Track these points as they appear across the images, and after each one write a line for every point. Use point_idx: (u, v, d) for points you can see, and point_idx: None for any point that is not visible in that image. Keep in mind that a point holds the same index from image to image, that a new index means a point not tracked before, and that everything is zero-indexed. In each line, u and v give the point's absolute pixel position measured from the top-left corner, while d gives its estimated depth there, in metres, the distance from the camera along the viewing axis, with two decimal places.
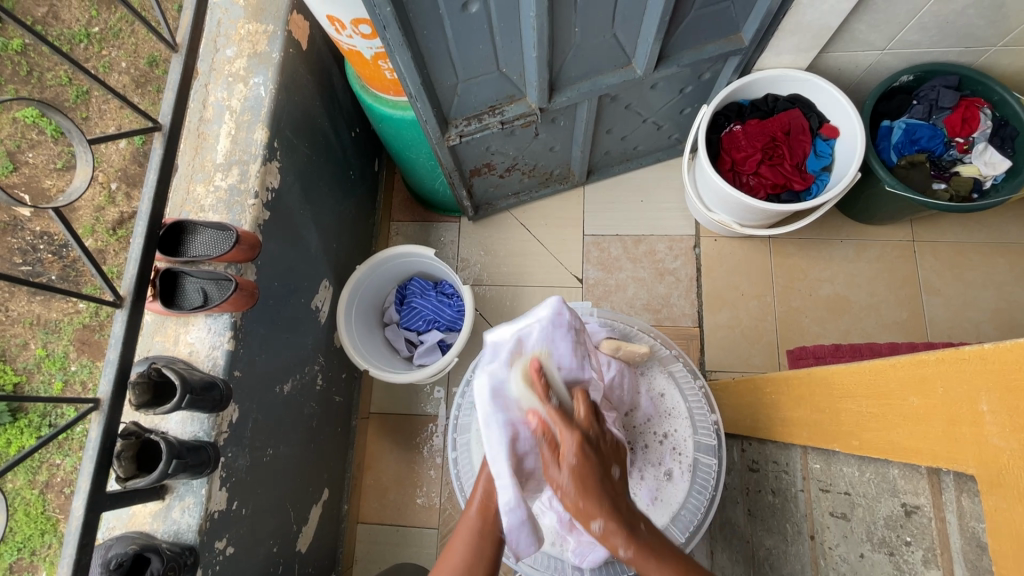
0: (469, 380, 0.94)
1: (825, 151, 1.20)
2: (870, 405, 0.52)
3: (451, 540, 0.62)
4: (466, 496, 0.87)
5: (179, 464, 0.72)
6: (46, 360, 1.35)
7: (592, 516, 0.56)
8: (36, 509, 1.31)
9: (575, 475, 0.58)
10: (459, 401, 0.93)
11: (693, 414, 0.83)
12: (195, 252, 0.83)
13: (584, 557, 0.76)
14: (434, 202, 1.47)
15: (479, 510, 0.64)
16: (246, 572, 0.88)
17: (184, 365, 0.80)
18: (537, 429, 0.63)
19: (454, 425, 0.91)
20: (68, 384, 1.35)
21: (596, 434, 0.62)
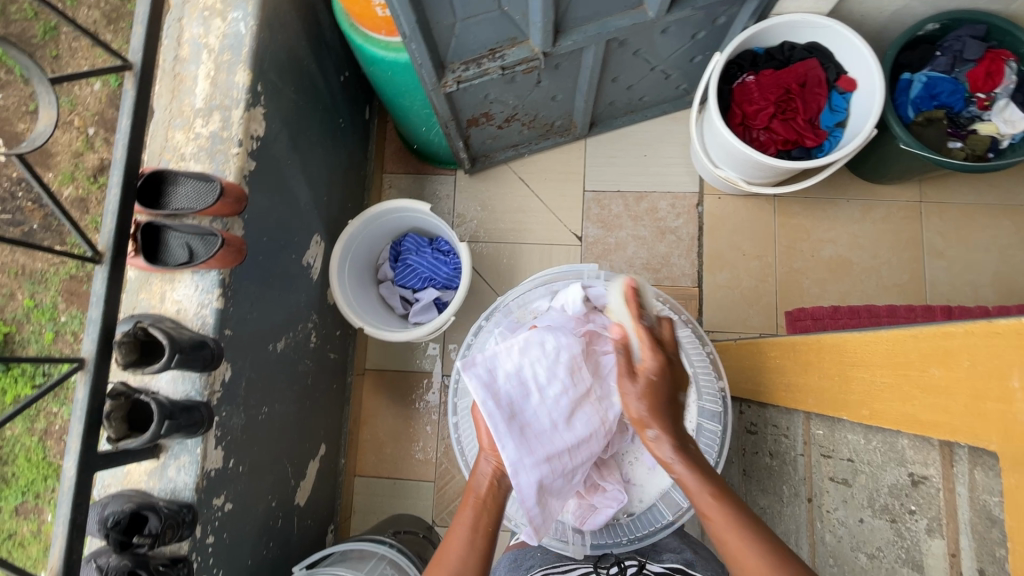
0: (470, 344, 0.92)
1: (840, 105, 1.14)
2: (884, 374, 0.50)
3: (450, 534, 0.68)
4: (467, 461, 0.88)
5: (171, 425, 0.71)
6: (35, 311, 1.31)
7: (650, 424, 0.67)
8: (37, 455, 1.31)
9: (644, 392, 0.67)
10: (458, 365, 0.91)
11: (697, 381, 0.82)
12: (178, 204, 0.79)
13: (586, 519, 0.80)
14: (429, 153, 1.40)
15: (473, 506, 0.70)
16: (246, 527, 0.89)
17: (172, 324, 0.78)
18: (617, 344, 0.70)
19: (454, 390, 0.91)
20: (58, 336, 1.31)
21: (673, 358, 0.70)
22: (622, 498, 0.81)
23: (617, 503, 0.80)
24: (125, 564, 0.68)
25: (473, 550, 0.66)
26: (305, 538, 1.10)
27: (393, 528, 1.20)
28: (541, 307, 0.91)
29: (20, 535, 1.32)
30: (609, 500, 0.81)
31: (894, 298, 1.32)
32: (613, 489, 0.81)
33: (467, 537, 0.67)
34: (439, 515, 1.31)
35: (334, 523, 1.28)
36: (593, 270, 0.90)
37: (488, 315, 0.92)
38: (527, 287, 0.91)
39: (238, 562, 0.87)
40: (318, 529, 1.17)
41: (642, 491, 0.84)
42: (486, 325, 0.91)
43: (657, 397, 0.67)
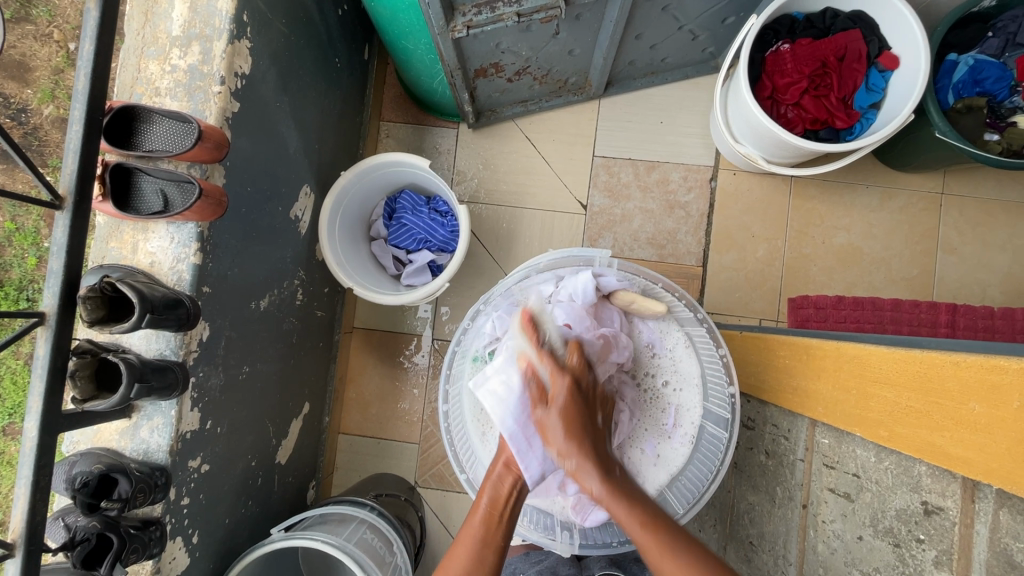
0: (465, 328, 0.88)
1: (878, 85, 1.06)
2: (912, 398, 0.47)
3: (456, 545, 0.67)
4: (457, 451, 0.86)
5: (142, 389, 0.66)
6: (16, 235, 1.19)
7: (570, 457, 0.68)
8: (23, 379, 1.22)
9: (563, 417, 0.69)
10: (453, 350, 0.89)
11: (704, 380, 0.83)
12: (151, 146, 0.72)
13: (588, 516, 0.78)
14: (431, 103, 1.31)
15: (483, 517, 0.69)
16: (223, 486, 0.87)
17: (145, 278, 0.72)
18: (527, 374, 0.72)
19: (446, 376, 0.88)
20: (41, 262, 1.20)
21: (585, 381, 0.72)
22: None
23: None
24: (96, 527, 0.65)
25: (481, 566, 0.65)
26: (286, 495, 1.09)
27: (374, 490, 1.20)
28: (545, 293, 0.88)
29: (7, 455, 1.23)
30: None
31: (901, 292, 1.29)
32: None
33: (474, 551, 0.66)
34: (421, 477, 1.30)
35: (316, 478, 1.27)
36: (605, 257, 0.86)
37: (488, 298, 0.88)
38: (530, 267, 0.87)
39: (215, 523, 0.85)
40: (299, 486, 1.17)
41: None
42: (485, 307, 0.87)
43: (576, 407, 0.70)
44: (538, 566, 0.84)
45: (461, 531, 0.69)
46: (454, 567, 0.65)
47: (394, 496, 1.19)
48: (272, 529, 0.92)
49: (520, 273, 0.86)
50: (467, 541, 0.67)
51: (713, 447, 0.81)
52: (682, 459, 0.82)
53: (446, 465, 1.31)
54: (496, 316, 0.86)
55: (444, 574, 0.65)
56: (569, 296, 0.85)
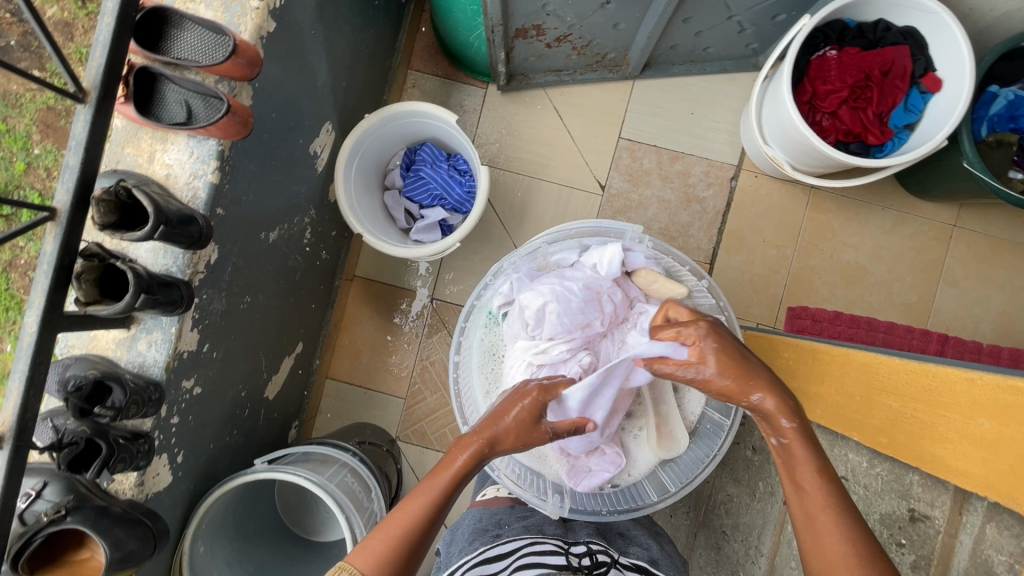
0: (486, 284, 0.90)
1: (917, 106, 1.04)
2: (918, 409, 0.49)
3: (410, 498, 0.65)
4: (462, 406, 0.89)
5: (148, 300, 0.64)
6: (6, 137, 1.11)
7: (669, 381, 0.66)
8: None
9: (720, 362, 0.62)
10: (470, 305, 0.91)
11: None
12: (180, 53, 0.70)
13: (581, 480, 0.85)
14: (464, 58, 1.27)
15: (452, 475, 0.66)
16: (211, 413, 0.86)
17: (160, 190, 0.70)
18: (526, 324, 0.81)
19: (461, 329, 0.90)
20: (30, 168, 1.13)
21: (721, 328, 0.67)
22: (619, 463, 0.86)
23: (613, 468, 0.85)
24: (85, 432, 0.65)
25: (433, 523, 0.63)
26: (269, 430, 1.09)
27: (357, 438, 1.21)
28: (568, 259, 0.90)
29: None
30: (607, 463, 0.85)
31: (899, 316, 1.31)
32: (612, 454, 0.86)
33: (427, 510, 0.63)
34: (403, 431, 1.31)
35: (299, 419, 1.28)
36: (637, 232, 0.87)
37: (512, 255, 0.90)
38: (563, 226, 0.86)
39: (199, 446, 0.85)
40: (283, 423, 1.17)
41: (631, 467, 0.88)
42: (507, 266, 0.89)
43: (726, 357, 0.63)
44: (523, 522, 0.82)
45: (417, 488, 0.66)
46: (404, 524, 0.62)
47: (377, 445, 1.20)
48: (255, 461, 0.92)
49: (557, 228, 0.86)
50: (423, 497, 0.64)
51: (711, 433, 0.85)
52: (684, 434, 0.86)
53: (429, 423, 1.32)
54: (517, 276, 0.88)
55: (389, 531, 0.62)
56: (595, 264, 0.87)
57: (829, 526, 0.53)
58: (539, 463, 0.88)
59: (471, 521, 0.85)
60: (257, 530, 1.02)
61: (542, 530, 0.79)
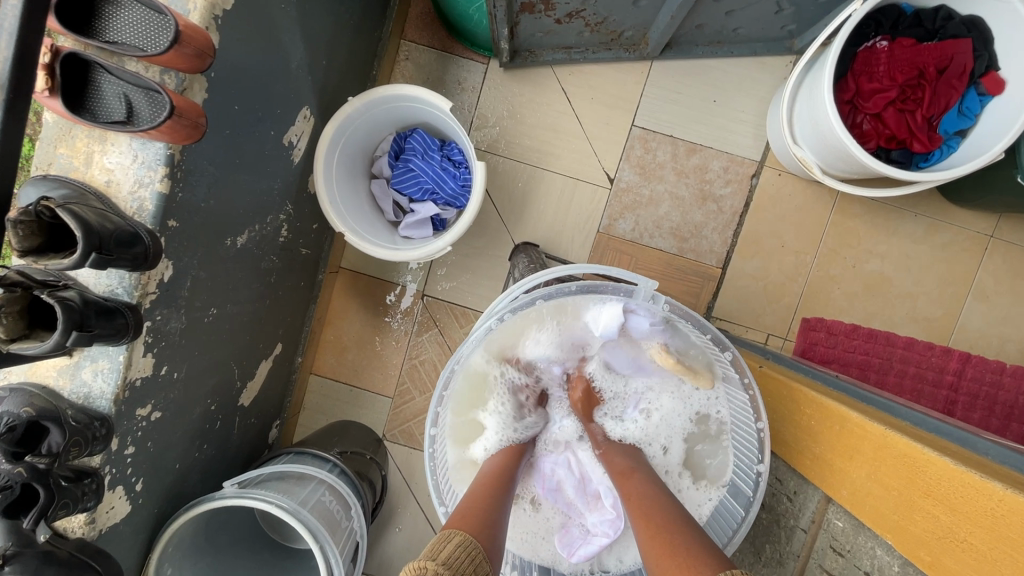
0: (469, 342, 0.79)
1: (972, 109, 0.92)
2: (977, 535, 0.45)
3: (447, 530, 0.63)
4: (438, 486, 0.82)
5: (81, 337, 0.56)
6: None
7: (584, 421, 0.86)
8: None
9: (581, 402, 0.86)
10: (452, 367, 0.79)
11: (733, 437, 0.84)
12: (117, 37, 0.58)
13: (574, 550, 0.85)
14: (463, 29, 1.14)
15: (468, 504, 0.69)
16: (176, 433, 0.80)
17: (97, 202, 0.60)
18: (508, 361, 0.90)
19: (440, 396, 0.80)
20: None
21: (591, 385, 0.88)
22: (619, 526, 0.84)
23: (612, 533, 0.84)
24: (21, 475, 0.58)
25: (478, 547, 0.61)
26: (246, 436, 1.04)
27: (340, 442, 1.15)
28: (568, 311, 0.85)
29: None
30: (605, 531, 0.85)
31: (920, 332, 1.22)
32: (612, 516, 0.85)
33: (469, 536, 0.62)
34: (390, 432, 1.26)
35: (281, 417, 1.22)
36: (649, 290, 0.76)
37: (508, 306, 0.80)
38: (559, 286, 0.77)
39: (163, 469, 0.79)
40: (261, 426, 1.11)
41: (622, 553, 0.88)
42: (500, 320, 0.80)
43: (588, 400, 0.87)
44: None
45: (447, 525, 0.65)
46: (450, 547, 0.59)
47: (361, 450, 1.15)
48: (223, 483, 0.86)
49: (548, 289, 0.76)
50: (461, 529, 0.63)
51: (724, 518, 0.81)
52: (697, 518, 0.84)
53: (417, 424, 1.26)
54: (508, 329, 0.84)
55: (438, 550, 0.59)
56: (595, 320, 0.84)
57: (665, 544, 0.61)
58: (530, 539, 0.89)
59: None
60: (234, 541, 0.98)
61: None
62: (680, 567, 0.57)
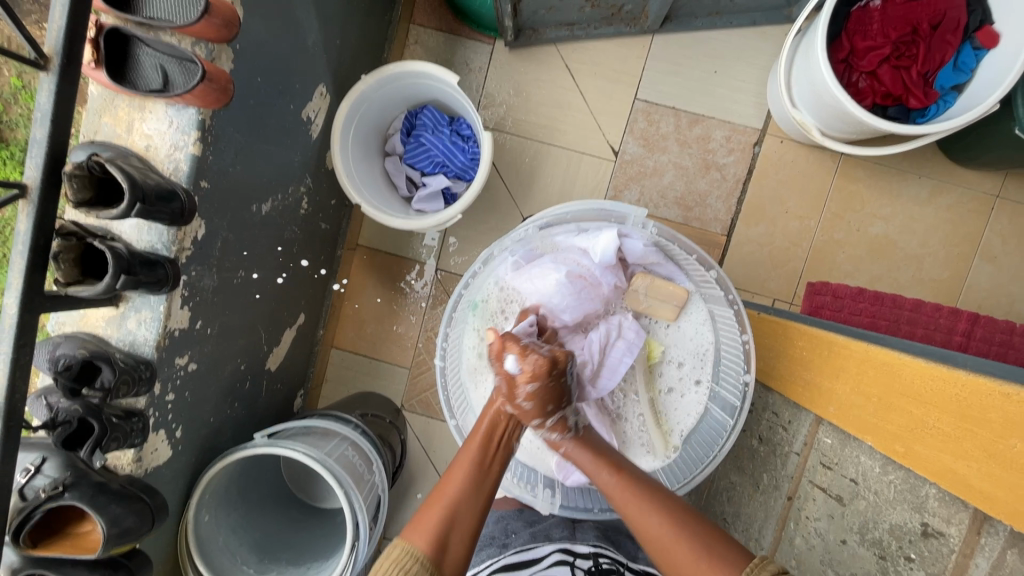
0: (475, 273, 0.89)
1: (967, 64, 0.93)
2: (942, 421, 0.51)
3: (453, 467, 0.74)
4: (450, 400, 0.92)
5: (128, 281, 0.62)
6: None
7: (600, 465, 0.76)
8: None
9: (582, 443, 0.80)
10: (462, 292, 0.90)
11: (719, 359, 0.91)
12: (153, 12, 0.64)
13: (569, 475, 0.90)
14: (468, 11, 1.19)
15: (481, 444, 0.76)
16: (209, 387, 0.86)
17: (139, 163, 0.66)
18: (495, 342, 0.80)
19: (450, 318, 0.90)
20: None
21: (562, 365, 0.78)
22: None
23: None
24: (78, 411, 0.64)
25: (477, 496, 0.71)
26: (273, 400, 1.10)
27: (360, 408, 1.21)
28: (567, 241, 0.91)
29: None
30: None
31: (927, 293, 1.23)
32: (606, 452, 0.91)
33: (467, 482, 0.72)
34: (408, 401, 1.31)
35: (305, 388, 1.29)
36: (639, 216, 0.86)
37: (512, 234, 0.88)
38: (557, 214, 0.85)
39: (199, 420, 0.86)
40: (287, 393, 1.17)
41: None
42: (503, 251, 0.89)
43: (590, 445, 0.79)
44: (531, 529, 0.86)
45: (456, 456, 0.75)
46: (449, 489, 0.70)
47: (382, 416, 1.20)
48: (255, 434, 0.92)
49: (549, 217, 0.86)
50: (460, 472, 0.73)
51: (713, 427, 0.90)
52: (683, 431, 0.91)
53: (434, 393, 1.32)
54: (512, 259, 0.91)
55: (436, 500, 0.69)
56: (593, 247, 0.90)
57: (648, 509, 0.69)
58: (536, 459, 0.94)
59: (483, 525, 0.91)
60: (263, 498, 1.04)
61: (547, 535, 0.83)
62: (690, 558, 0.64)
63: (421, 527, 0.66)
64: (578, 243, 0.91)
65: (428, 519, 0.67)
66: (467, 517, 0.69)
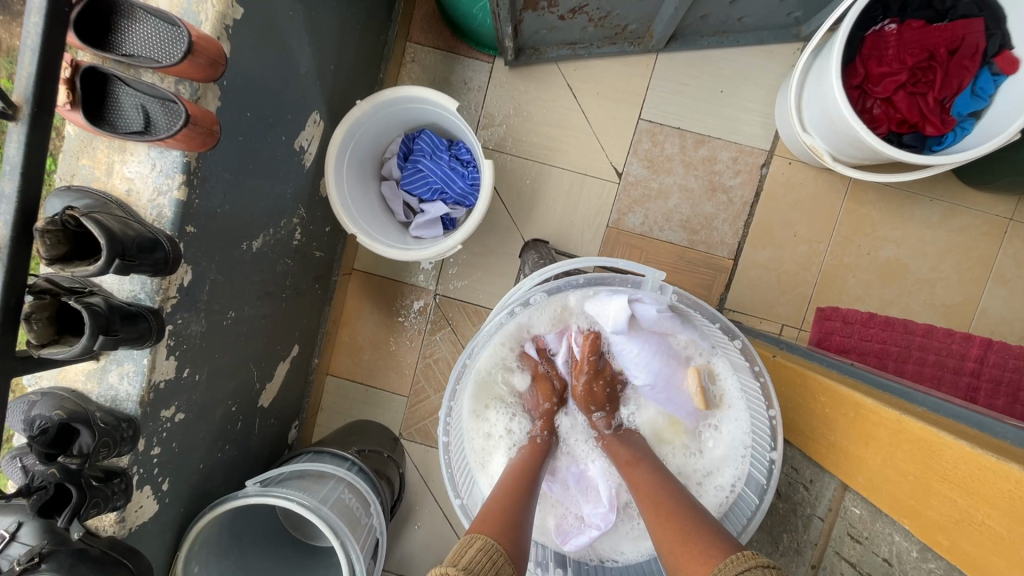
0: (474, 343, 0.81)
1: (986, 90, 0.90)
2: (996, 519, 0.48)
3: (496, 492, 0.73)
4: (455, 479, 0.84)
5: (107, 341, 0.58)
6: None
7: (624, 456, 0.84)
8: None
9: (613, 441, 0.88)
10: (463, 361, 0.81)
11: (750, 435, 0.85)
12: (133, 50, 0.60)
13: (568, 539, 0.88)
14: (467, 30, 1.15)
15: (508, 487, 0.74)
16: (199, 434, 0.82)
17: (120, 210, 0.62)
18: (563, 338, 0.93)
19: (451, 393, 0.83)
20: None
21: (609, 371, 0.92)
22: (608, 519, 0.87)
23: (603, 525, 0.87)
24: (55, 476, 0.60)
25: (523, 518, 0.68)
26: (267, 437, 1.06)
27: (357, 441, 1.17)
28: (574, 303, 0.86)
29: None
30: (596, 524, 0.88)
31: (939, 319, 1.20)
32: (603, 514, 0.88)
33: (506, 499, 0.70)
34: (407, 431, 1.27)
35: (300, 418, 1.25)
36: (657, 280, 0.78)
37: (517, 296, 0.81)
38: (567, 279, 0.79)
39: (187, 470, 0.81)
40: (281, 427, 1.13)
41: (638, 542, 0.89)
42: (507, 316, 0.82)
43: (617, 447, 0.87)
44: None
45: (489, 497, 0.72)
46: (495, 510, 0.67)
47: (380, 449, 1.16)
48: (246, 484, 0.88)
49: (553, 283, 0.78)
50: (497, 499, 0.71)
51: (741, 505, 0.84)
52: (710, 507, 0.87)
53: (433, 422, 1.28)
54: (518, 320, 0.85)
55: (486, 520, 0.66)
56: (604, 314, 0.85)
57: (680, 515, 0.67)
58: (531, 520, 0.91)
59: None
60: (258, 540, 1.00)
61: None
62: (688, 540, 0.62)
63: (489, 523, 0.64)
64: (590, 306, 0.86)
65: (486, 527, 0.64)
66: (519, 544, 0.64)
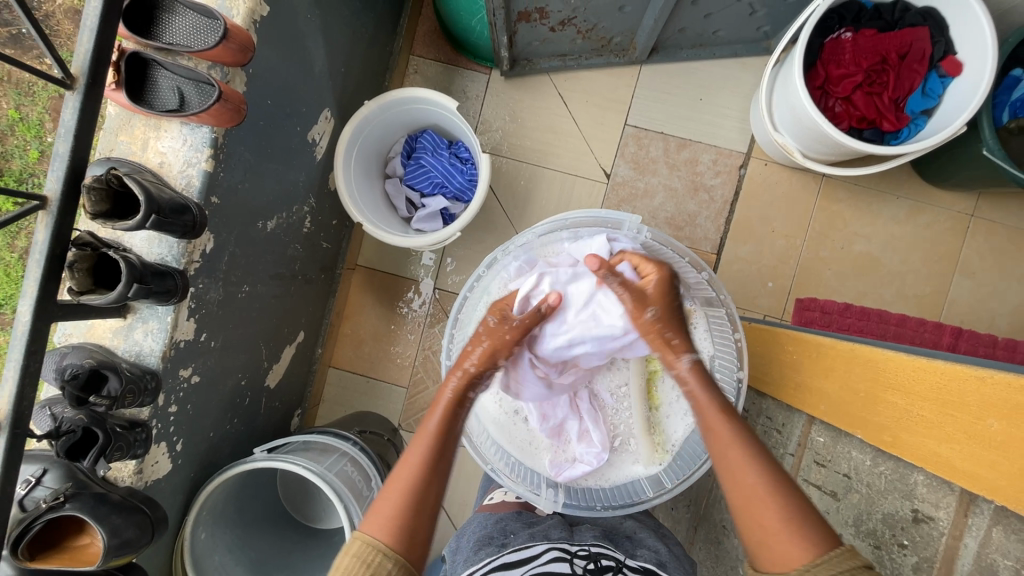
0: (480, 275, 0.97)
1: (935, 90, 1.00)
2: (925, 408, 0.56)
3: (401, 462, 0.70)
4: None
5: (140, 290, 0.64)
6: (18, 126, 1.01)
7: (708, 395, 0.75)
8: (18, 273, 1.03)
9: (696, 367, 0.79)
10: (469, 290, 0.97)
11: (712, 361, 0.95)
12: (172, 39, 0.68)
13: (561, 472, 0.96)
14: (466, 43, 1.25)
15: (436, 428, 0.74)
16: (211, 400, 0.87)
17: (153, 178, 0.69)
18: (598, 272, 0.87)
19: (455, 320, 0.97)
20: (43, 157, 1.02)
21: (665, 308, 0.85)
22: (600, 459, 0.95)
23: (594, 462, 0.94)
24: (82, 420, 0.65)
25: (427, 494, 0.67)
26: (271, 418, 1.10)
27: (358, 426, 1.21)
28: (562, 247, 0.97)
29: None
30: (588, 460, 0.95)
31: (911, 309, 1.27)
32: (596, 449, 0.95)
33: (420, 470, 0.69)
34: (406, 420, 1.31)
35: (302, 407, 1.29)
36: (634, 222, 0.92)
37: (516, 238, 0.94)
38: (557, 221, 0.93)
39: (199, 434, 0.86)
40: (285, 411, 1.17)
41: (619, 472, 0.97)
42: (505, 254, 0.95)
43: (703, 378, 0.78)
44: (529, 529, 0.84)
45: (407, 453, 0.72)
46: (405, 474, 0.68)
47: (381, 434, 1.20)
48: (254, 450, 0.92)
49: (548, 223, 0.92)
50: (411, 460, 0.70)
51: None
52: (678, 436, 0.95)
53: None
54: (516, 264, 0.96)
55: (391, 489, 0.67)
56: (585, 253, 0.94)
57: (745, 462, 0.65)
58: (528, 456, 0.99)
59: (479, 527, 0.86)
60: (260, 518, 1.03)
61: (546, 535, 0.81)
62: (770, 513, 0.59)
63: (381, 521, 0.63)
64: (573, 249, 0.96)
65: (387, 506, 0.65)
66: (426, 507, 0.66)
